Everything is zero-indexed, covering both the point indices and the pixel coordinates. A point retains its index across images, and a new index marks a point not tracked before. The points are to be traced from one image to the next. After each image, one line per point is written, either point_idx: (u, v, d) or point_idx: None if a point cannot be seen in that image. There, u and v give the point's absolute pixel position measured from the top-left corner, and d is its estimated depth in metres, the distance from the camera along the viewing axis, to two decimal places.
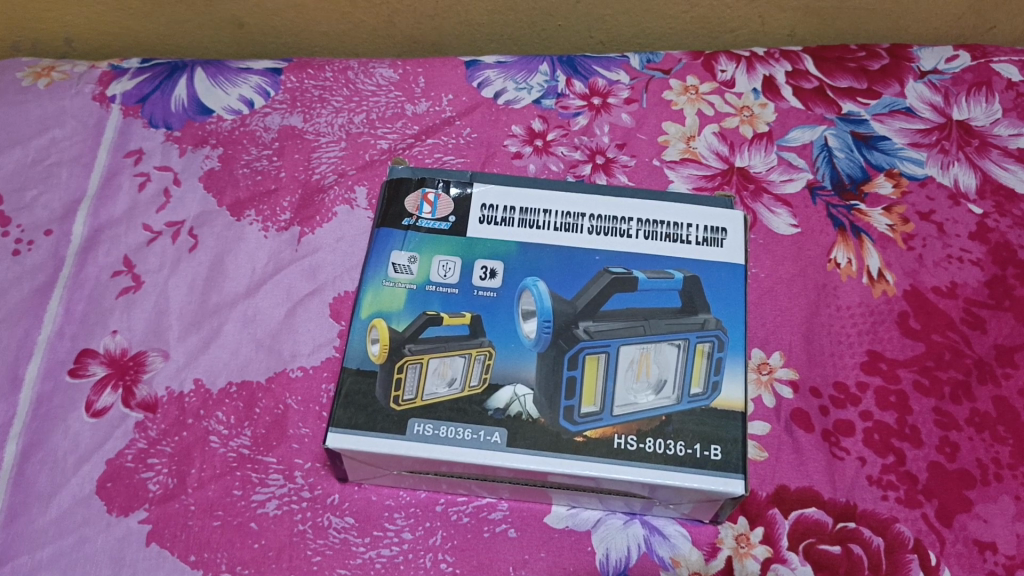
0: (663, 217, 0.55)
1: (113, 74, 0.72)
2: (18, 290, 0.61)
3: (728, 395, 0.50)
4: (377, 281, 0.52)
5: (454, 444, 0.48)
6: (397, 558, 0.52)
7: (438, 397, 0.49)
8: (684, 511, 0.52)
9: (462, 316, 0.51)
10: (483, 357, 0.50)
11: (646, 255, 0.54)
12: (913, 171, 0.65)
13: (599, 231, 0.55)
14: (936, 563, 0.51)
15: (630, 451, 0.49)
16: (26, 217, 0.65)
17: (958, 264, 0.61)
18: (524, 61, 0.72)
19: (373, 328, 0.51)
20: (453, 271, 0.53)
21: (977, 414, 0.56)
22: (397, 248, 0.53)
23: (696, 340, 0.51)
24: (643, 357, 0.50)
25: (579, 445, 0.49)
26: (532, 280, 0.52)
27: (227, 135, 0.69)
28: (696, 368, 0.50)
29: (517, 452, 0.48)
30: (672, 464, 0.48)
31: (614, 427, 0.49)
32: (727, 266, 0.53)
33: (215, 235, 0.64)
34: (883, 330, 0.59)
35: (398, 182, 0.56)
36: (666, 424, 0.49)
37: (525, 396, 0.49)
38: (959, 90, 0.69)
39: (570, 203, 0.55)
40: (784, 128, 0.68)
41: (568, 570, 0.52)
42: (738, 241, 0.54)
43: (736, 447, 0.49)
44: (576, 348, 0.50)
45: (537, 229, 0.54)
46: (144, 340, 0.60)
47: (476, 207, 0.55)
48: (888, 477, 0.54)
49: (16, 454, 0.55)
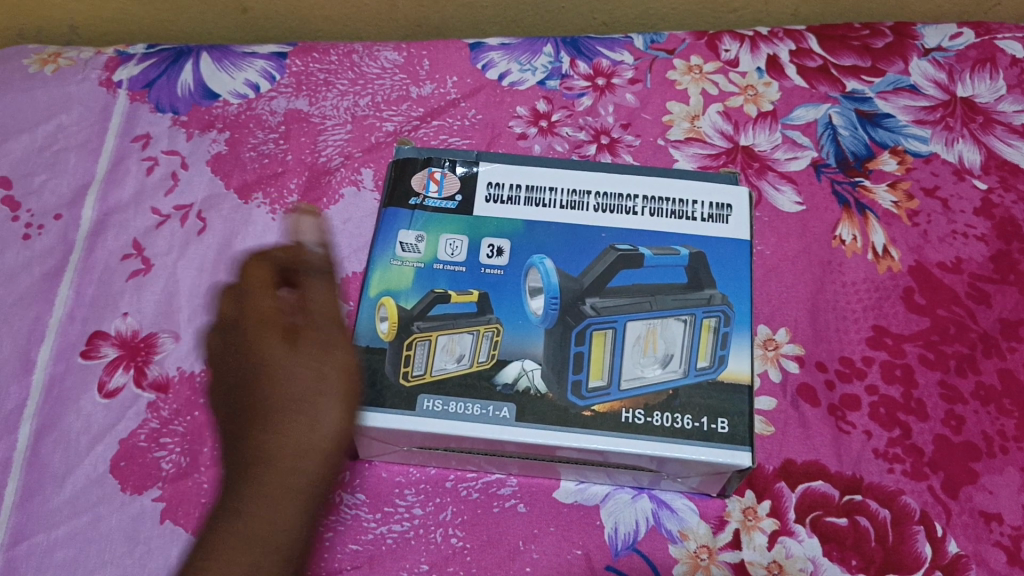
0: (668, 194, 0.56)
1: (119, 60, 0.72)
2: (28, 274, 0.62)
3: (735, 368, 0.50)
4: (386, 260, 0.53)
5: (464, 419, 0.49)
6: (408, 534, 0.53)
7: (447, 373, 0.50)
8: (693, 484, 0.53)
9: (470, 294, 0.52)
10: (491, 334, 0.51)
11: (651, 231, 0.54)
12: (917, 148, 0.66)
13: (605, 208, 0.55)
14: (943, 534, 0.52)
15: (638, 425, 0.49)
16: (35, 202, 0.65)
17: (963, 240, 0.62)
18: (528, 43, 0.72)
19: (382, 306, 0.51)
20: (460, 249, 0.53)
21: (982, 387, 0.56)
22: (404, 228, 0.54)
23: (702, 315, 0.51)
24: (650, 333, 0.51)
25: (587, 418, 0.49)
26: (539, 258, 0.53)
27: (233, 119, 0.69)
28: (702, 342, 0.51)
29: (525, 426, 0.49)
30: (680, 437, 0.49)
31: (622, 401, 0.49)
32: (731, 241, 0.54)
33: (223, 218, 0.65)
34: (889, 306, 0.60)
35: (405, 163, 0.57)
36: (673, 399, 0.49)
37: (533, 371, 0.50)
38: (963, 67, 0.69)
39: (575, 181, 0.56)
40: (789, 106, 0.68)
41: (577, 544, 0.52)
42: (742, 218, 0.55)
43: (742, 420, 0.49)
44: (583, 324, 0.50)
45: (543, 208, 0.55)
46: (155, 322, 0.60)
47: (483, 186, 0.56)
48: (894, 450, 0.54)
49: (29, 434, 0.56)
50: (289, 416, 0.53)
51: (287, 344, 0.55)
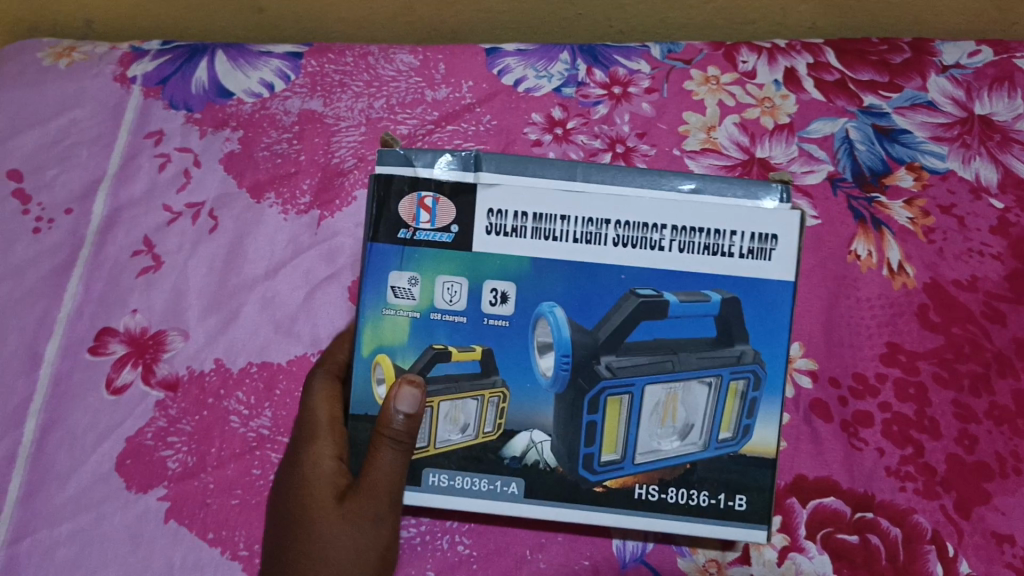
0: (706, 220, 0.43)
1: (133, 55, 0.72)
2: (37, 268, 0.62)
3: (760, 439, 0.45)
4: (376, 312, 0.45)
5: (469, 494, 0.46)
6: (415, 540, 0.52)
7: (452, 445, 0.46)
8: (707, 538, 0.51)
9: (474, 350, 0.45)
10: (497, 399, 0.45)
11: (686, 270, 0.44)
12: (934, 165, 0.65)
13: (628, 242, 0.44)
14: (955, 554, 0.51)
15: (652, 502, 0.46)
16: (46, 196, 0.65)
17: (978, 258, 0.61)
18: (544, 49, 0.72)
19: (378, 367, 0.45)
20: (459, 296, 0.45)
21: (996, 407, 0.56)
22: (395, 268, 0.45)
23: (729, 377, 0.44)
24: (670, 399, 0.45)
25: (597, 494, 0.46)
26: (549, 305, 0.44)
27: (247, 118, 0.69)
28: (727, 409, 0.45)
29: (535, 502, 0.46)
30: (692, 516, 0.46)
31: (637, 476, 0.46)
32: (776, 284, 0.44)
33: (235, 217, 0.64)
34: (903, 322, 0.59)
35: (388, 177, 0.45)
36: (692, 472, 0.45)
37: (542, 443, 0.45)
38: (981, 84, 0.68)
39: (594, 205, 0.43)
40: (806, 119, 0.68)
41: (585, 555, 0.52)
42: (790, 252, 0.44)
43: (762, 497, 0.45)
44: (597, 388, 0.43)
45: (556, 242, 0.44)
46: (164, 319, 0.60)
47: (482, 212, 0.44)
48: (906, 468, 0.54)
49: (35, 429, 0.56)
50: (323, 567, 0.46)
51: (338, 501, 0.47)
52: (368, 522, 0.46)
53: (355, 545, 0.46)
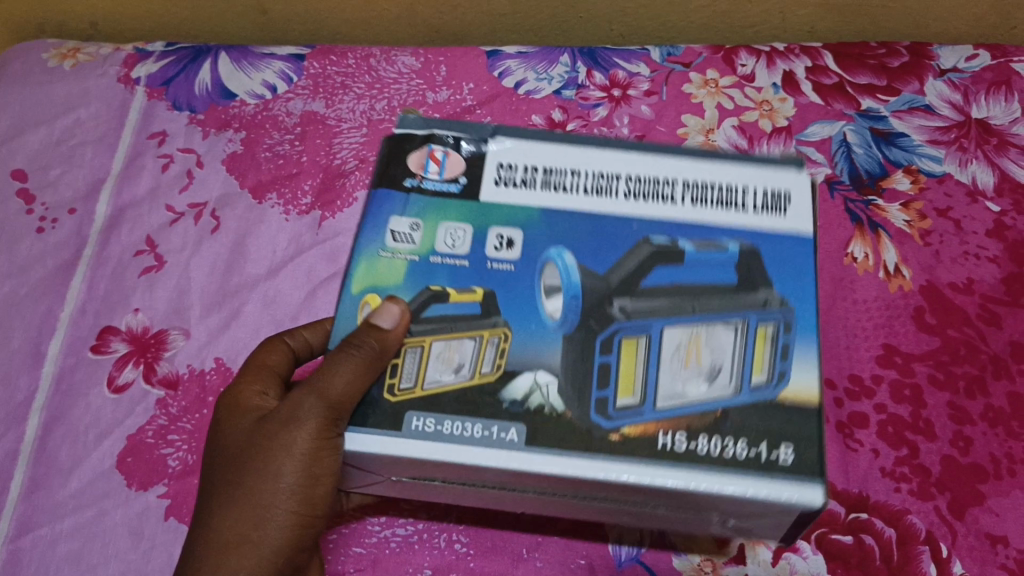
0: (716, 177, 0.45)
1: (138, 56, 0.73)
2: (42, 267, 0.63)
3: (802, 381, 0.41)
4: (373, 251, 0.44)
5: (460, 441, 0.40)
6: (412, 538, 0.53)
7: (442, 387, 0.41)
8: (751, 527, 0.43)
9: (473, 292, 0.42)
10: (497, 340, 0.41)
11: (694, 220, 0.44)
12: (931, 168, 0.66)
13: (636, 194, 0.45)
14: (948, 555, 0.51)
15: (679, 452, 0.40)
16: (50, 195, 0.66)
17: (975, 261, 0.62)
18: (545, 52, 0.73)
19: (366, 304, 0.43)
20: (462, 240, 0.44)
21: (991, 410, 0.56)
22: (396, 214, 0.45)
23: (756, 322, 0.42)
24: (691, 342, 0.41)
25: (613, 444, 0.40)
26: (556, 252, 0.43)
27: (250, 118, 0.69)
28: (756, 354, 0.41)
29: (538, 451, 0.40)
30: (732, 468, 0.39)
31: (658, 422, 0.40)
32: (792, 239, 0.44)
33: (236, 217, 0.65)
34: (899, 324, 0.60)
35: (400, 139, 0.47)
36: (722, 421, 0.40)
37: (548, 385, 0.41)
38: (978, 88, 0.69)
39: (604, 162, 0.45)
40: (804, 123, 0.68)
41: (581, 554, 0.52)
42: (803, 208, 0.44)
43: (811, 448, 0.40)
44: (611, 329, 0.41)
45: (560, 193, 0.45)
46: (166, 318, 0.61)
47: (492, 167, 0.46)
48: (901, 469, 0.54)
49: (38, 425, 0.57)
50: (238, 503, 0.42)
51: (256, 428, 0.44)
52: (289, 451, 0.42)
53: (278, 472, 0.42)
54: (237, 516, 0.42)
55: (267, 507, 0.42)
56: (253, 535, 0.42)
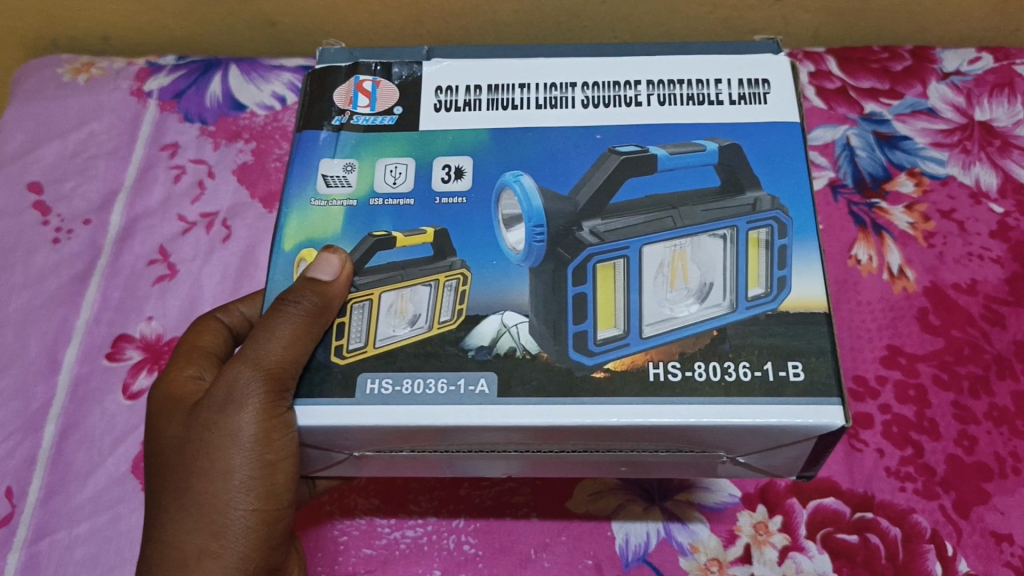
0: (682, 75, 0.44)
1: (150, 70, 0.74)
2: (57, 277, 0.65)
3: (806, 292, 0.40)
4: (304, 201, 0.43)
5: (427, 398, 0.39)
6: (421, 539, 0.54)
7: (397, 341, 0.40)
8: (772, 465, 0.42)
9: (423, 233, 0.42)
10: (455, 283, 0.41)
11: (662, 124, 0.43)
12: (934, 170, 0.66)
13: (597, 102, 0.44)
14: (954, 553, 0.52)
15: (674, 382, 0.38)
16: (65, 207, 0.68)
17: (978, 261, 0.62)
18: None
19: (301, 260, 0.42)
20: (404, 176, 0.44)
21: (995, 409, 0.56)
22: (328, 157, 0.44)
23: (747, 227, 0.41)
24: (676, 257, 0.41)
25: (601, 380, 0.39)
26: (513, 176, 0.42)
27: (259, 129, 0.70)
28: (751, 260, 0.41)
29: (515, 399, 0.38)
30: (736, 395, 0.38)
31: (646, 353, 0.39)
32: (775, 126, 0.43)
33: (247, 226, 0.66)
34: (903, 326, 0.60)
35: (324, 73, 0.46)
36: (720, 341, 0.39)
37: (517, 327, 0.40)
38: (981, 91, 0.69)
39: (551, 73, 0.45)
40: (808, 127, 0.69)
41: (588, 554, 0.53)
42: (785, 93, 0.44)
43: (824, 362, 0.38)
44: (583, 256, 0.39)
45: (510, 109, 0.44)
46: (178, 326, 0.62)
47: (430, 92, 0.45)
48: (906, 468, 0.55)
49: (55, 432, 0.58)
50: (189, 512, 0.42)
51: (190, 424, 0.43)
52: (236, 443, 0.42)
53: (229, 469, 0.42)
54: (194, 526, 0.42)
55: (224, 511, 0.42)
56: (217, 544, 0.42)
